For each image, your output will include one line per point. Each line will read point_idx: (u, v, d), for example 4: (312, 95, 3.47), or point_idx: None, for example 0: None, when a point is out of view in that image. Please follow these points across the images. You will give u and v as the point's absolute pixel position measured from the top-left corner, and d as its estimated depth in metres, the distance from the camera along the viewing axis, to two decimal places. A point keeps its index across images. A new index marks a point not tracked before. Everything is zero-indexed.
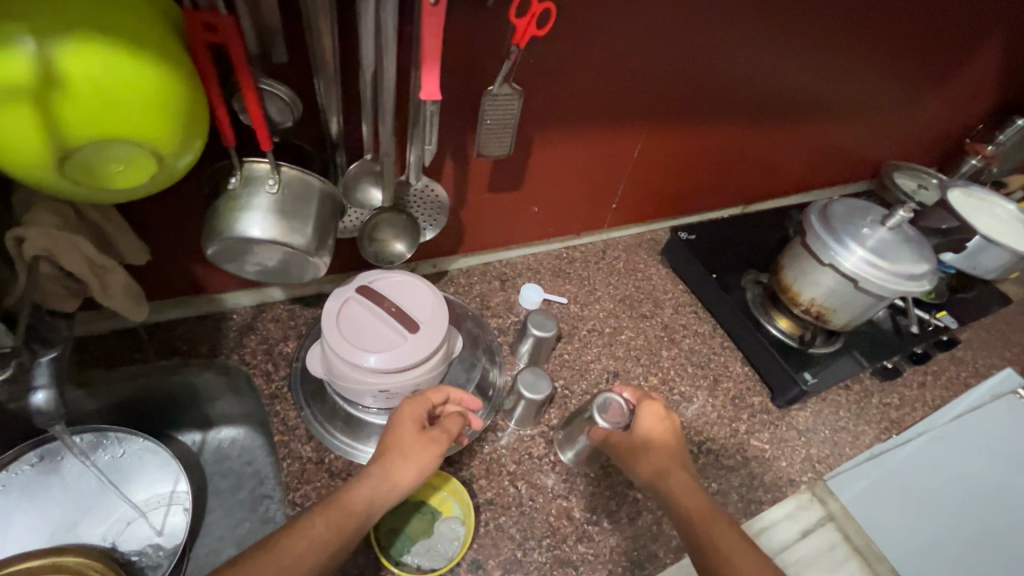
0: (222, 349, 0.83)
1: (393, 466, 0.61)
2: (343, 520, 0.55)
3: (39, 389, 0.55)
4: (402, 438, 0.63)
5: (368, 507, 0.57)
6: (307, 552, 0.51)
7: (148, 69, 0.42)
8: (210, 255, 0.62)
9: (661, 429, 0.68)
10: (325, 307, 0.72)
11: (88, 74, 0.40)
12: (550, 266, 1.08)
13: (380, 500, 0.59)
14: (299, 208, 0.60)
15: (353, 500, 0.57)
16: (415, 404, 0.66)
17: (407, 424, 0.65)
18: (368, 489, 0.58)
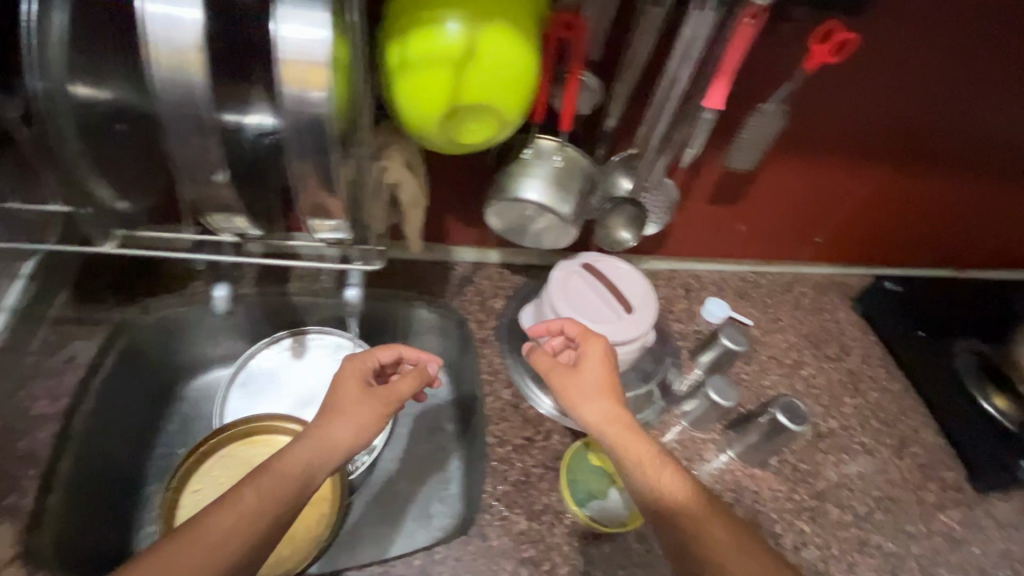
0: (446, 292, 0.96)
1: (332, 426, 0.62)
2: (280, 485, 0.56)
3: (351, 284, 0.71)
4: (347, 396, 0.65)
5: (307, 471, 0.58)
6: (231, 529, 0.52)
7: (523, 56, 0.54)
8: (485, 212, 0.75)
9: (601, 366, 0.67)
10: (554, 276, 0.81)
11: (488, 55, 0.52)
12: (734, 286, 1.07)
13: (322, 462, 0.59)
14: (568, 184, 0.70)
15: (289, 463, 0.57)
16: (359, 362, 0.68)
17: (347, 381, 0.66)
18: (306, 449, 0.59)
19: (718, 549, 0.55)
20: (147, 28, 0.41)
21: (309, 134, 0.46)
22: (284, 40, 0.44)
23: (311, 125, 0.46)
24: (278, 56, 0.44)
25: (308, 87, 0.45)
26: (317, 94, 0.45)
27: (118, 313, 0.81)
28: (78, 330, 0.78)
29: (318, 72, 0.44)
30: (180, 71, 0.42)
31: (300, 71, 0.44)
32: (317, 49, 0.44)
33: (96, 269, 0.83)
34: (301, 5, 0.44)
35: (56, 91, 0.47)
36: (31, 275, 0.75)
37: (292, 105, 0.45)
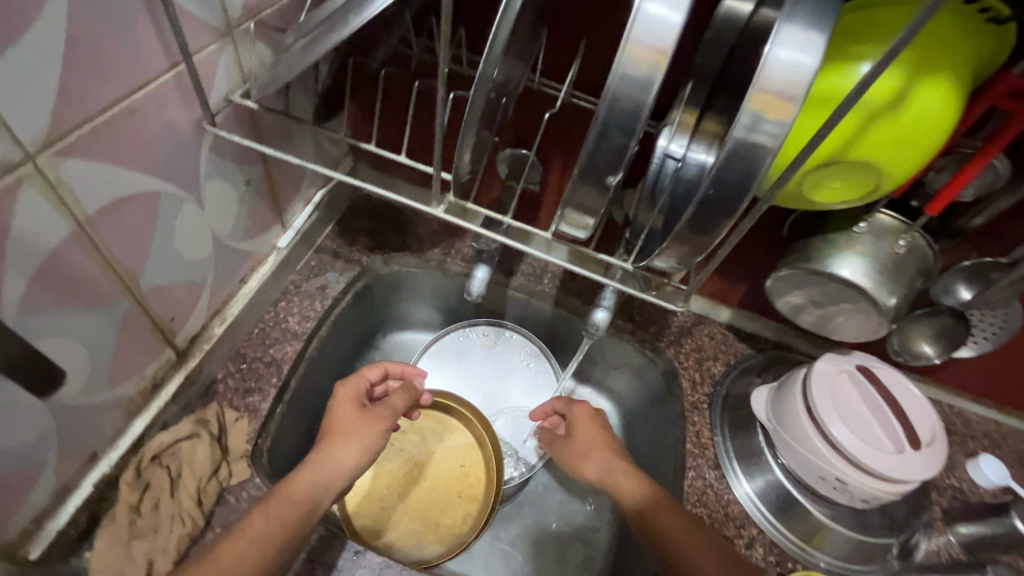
0: (663, 337, 0.87)
1: (335, 448, 0.60)
2: (286, 512, 0.54)
3: (600, 308, 0.67)
4: (343, 419, 0.63)
5: (313, 495, 0.56)
6: (244, 554, 0.50)
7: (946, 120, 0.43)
8: (772, 277, 0.64)
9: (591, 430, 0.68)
10: (819, 370, 0.67)
11: (908, 114, 0.43)
12: (1017, 449, 0.82)
13: (325, 487, 0.57)
14: (902, 273, 0.57)
15: (294, 487, 0.56)
16: (352, 384, 0.67)
17: (346, 406, 0.65)
18: (311, 474, 0.57)
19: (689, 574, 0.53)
20: (631, 21, 0.34)
21: (731, 175, 0.39)
22: (773, 60, 0.35)
23: (744, 164, 0.38)
24: (756, 79, 0.36)
25: (771, 123, 0.37)
26: (773, 131, 0.37)
27: (366, 258, 0.85)
28: (333, 263, 0.83)
29: (787, 109, 0.36)
30: (647, 77, 0.35)
31: (768, 100, 0.36)
32: (803, 83, 0.35)
33: (358, 212, 0.89)
34: (808, 28, 0.35)
35: (487, 70, 0.41)
36: (318, 204, 0.82)
37: (735, 141, 0.38)
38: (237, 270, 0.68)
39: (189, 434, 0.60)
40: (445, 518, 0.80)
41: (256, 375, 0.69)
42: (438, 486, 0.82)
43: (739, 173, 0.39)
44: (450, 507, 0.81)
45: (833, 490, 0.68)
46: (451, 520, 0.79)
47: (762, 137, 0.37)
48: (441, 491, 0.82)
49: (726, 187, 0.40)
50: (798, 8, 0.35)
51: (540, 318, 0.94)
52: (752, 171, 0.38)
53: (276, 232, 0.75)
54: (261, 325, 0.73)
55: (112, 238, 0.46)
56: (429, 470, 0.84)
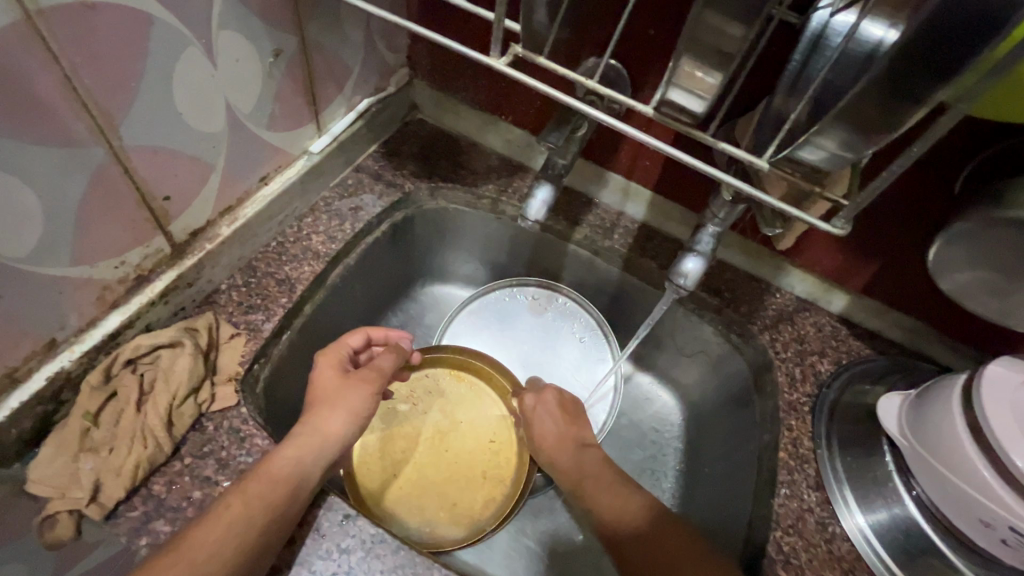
0: (757, 320, 0.70)
1: (317, 418, 0.50)
2: (271, 493, 0.44)
3: (692, 255, 0.52)
4: (324, 389, 0.53)
5: (299, 471, 0.46)
6: (221, 544, 0.40)
7: None
8: (958, 228, 0.47)
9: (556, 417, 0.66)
10: (992, 374, 0.48)
11: None
12: None
13: (311, 465, 0.47)
14: None
15: (277, 466, 0.46)
16: (334, 351, 0.55)
17: (326, 372, 0.54)
18: (293, 453, 0.47)
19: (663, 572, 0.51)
20: None
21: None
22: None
23: None
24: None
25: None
26: None
27: (410, 185, 0.74)
28: (372, 185, 0.72)
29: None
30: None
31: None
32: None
33: (408, 134, 0.78)
34: None
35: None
36: (363, 113, 0.71)
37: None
38: (258, 165, 0.58)
39: (172, 342, 0.50)
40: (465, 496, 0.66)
41: (264, 291, 0.59)
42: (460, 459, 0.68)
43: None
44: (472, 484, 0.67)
45: (997, 546, 0.49)
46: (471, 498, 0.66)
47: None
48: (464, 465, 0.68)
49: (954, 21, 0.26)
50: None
51: (603, 284, 0.79)
52: None
53: (309, 134, 0.65)
54: (280, 239, 0.63)
55: (79, 58, 0.36)
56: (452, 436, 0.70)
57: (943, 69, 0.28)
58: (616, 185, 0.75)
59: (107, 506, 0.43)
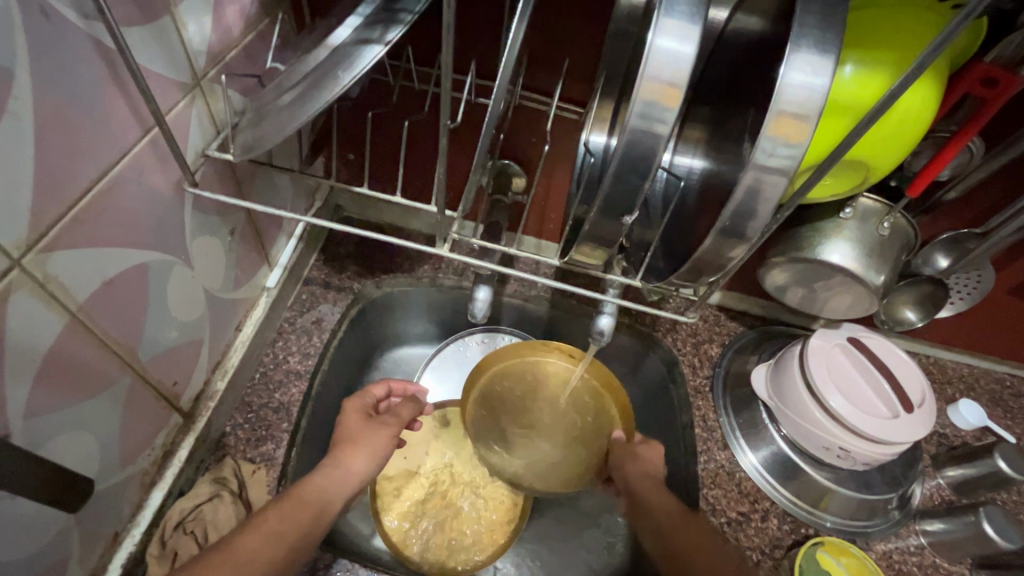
0: (660, 326, 0.89)
1: (344, 457, 0.60)
2: (299, 513, 0.52)
3: (604, 315, 0.68)
4: (350, 430, 0.63)
5: (322, 498, 0.55)
6: (262, 547, 0.48)
7: (925, 110, 0.45)
8: (776, 258, 0.63)
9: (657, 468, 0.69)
10: (814, 345, 0.71)
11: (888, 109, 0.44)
12: (988, 390, 0.91)
13: (331, 494, 0.56)
14: (886, 252, 0.60)
15: (306, 489, 0.55)
16: (359, 397, 0.67)
17: (353, 416, 0.65)
18: (319, 479, 0.56)
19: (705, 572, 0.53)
20: (644, 58, 0.32)
21: (743, 204, 0.37)
22: (786, 87, 0.33)
23: (759, 189, 0.36)
24: (772, 106, 0.33)
25: (785, 147, 0.34)
26: (788, 156, 0.35)
27: (357, 284, 0.83)
28: (325, 294, 0.81)
29: (806, 135, 0.34)
30: (662, 113, 0.33)
31: (787, 125, 0.34)
32: (819, 106, 0.33)
33: (341, 236, 0.87)
34: (822, 50, 0.33)
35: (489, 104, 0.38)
36: (301, 236, 0.80)
37: (753, 168, 0.35)
38: (231, 319, 0.66)
39: (210, 496, 0.59)
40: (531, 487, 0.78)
41: (266, 422, 0.68)
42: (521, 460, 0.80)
43: (748, 205, 0.37)
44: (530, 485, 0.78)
45: (840, 458, 0.71)
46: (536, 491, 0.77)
47: (777, 163, 0.35)
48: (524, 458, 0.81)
49: (739, 215, 0.38)
50: (807, 21, 0.33)
51: (537, 320, 0.95)
52: (765, 199, 0.36)
53: (263, 272, 0.73)
54: (261, 371, 0.71)
55: (108, 323, 0.44)
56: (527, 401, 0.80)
57: (737, 236, 0.39)
58: None
59: None
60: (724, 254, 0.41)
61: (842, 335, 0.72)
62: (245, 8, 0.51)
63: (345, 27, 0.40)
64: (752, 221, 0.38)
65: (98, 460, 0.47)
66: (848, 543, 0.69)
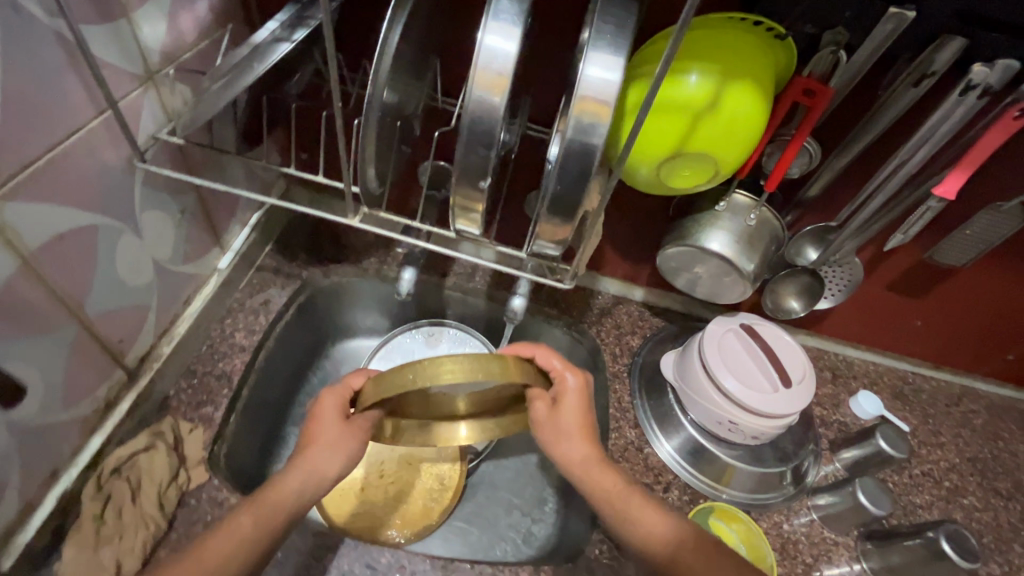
0: (586, 319, 0.97)
1: (314, 457, 0.60)
2: (272, 518, 0.56)
3: (517, 296, 0.76)
4: (326, 427, 0.61)
5: (298, 500, 0.58)
6: (231, 552, 0.53)
7: (754, 111, 0.53)
8: (666, 246, 0.72)
9: (580, 414, 0.65)
10: (708, 329, 0.79)
11: (720, 109, 0.53)
12: (890, 385, 0.99)
13: (313, 483, 0.59)
14: (756, 240, 0.69)
15: (279, 493, 0.57)
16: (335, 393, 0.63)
17: (330, 412, 0.62)
18: (296, 481, 0.58)
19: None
20: (477, 55, 0.42)
21: (571, 170, 0.46)
22: (586, 79, 0.42)
23: (579, 160, 0.45)
24: (576, 91, 0.42)
25: (594, 126, 0.44)
26: (598, 133, 0.44)
27: (306, 272, 0.91)
28: (274, 279, 0.89)
29: (607, 114, 0.43)
30: (493, 97, 0.42)
31: (590, 107, 0.43)
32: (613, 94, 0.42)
33: (295, 229, 0.95)
34: (614, 50, 0.42)
35: (374, 94, 0.48)
36: (255, 225, 0.88)
37: (570, 142, 0.44)
38: (181, 291, 0.73)
39: (147, 446, 0.65)
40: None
41: (207, 387, 0.74)
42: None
43: (574, 174, 0.46)
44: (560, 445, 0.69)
45: (732, 433, 0.78)
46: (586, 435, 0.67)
47: (589, 139, 0.44)
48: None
49: (569, 181, 0.46)
50: (604, 28, 0.43)
51: (477, 313, 1.03)
52: (587, 166, 0.45)
53: (215, 254, 0.81)
54: (208, 343, 0.78)
55: (57, 273, 0.51)
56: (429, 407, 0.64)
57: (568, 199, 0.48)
58: None
59: None
60: (569, 218, 0.50)
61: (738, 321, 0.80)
62: (200, 18, 0.60)
63: (265, 28, 0.49)
64: (583, 187, 0.46)
65: (41, 396, 0.54)
66: (737, 510, 0.76)
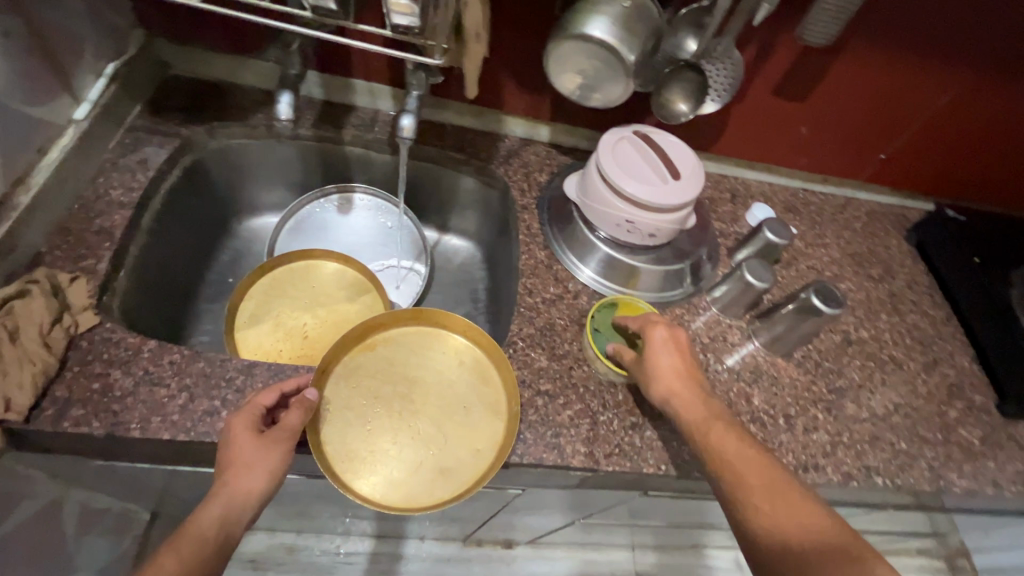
0: (494, 160, 0.96)
1: (237, 478, 0.52)
2: (202, 550, 0.48)
3: (406, 116, 0.73)
4: (236, 451, 0.54)
5: (225, 526, 0.50)
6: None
7: None
8: (550, 45, 0.72)
9: (676, 358, 0.65)
10: (604, 137, 0.81)
11: None
12: (784, 200, 1.05)
13: (239, 509, 0.51)
14: (634, 26, 0.69)
15: (201, 523, 0.49)
16: (244, 414, 0.56)
17: (241, 437, 0.55)
18: (219, 507, 0.50)
19: (773, 516, 0.50)
20: None
21: None
22: None
23: None
24: None
25: None
26: None
27: (186, 130, 0.84)
28: (149, 138, 0.82)
29: None
30: None
31: None
32: None
33: (167, 88, 0.87)
34: None
35: None
36: (114, 77, 0.80)
37: None
38: (29, 137, 0.67)
39: (20, 292, 0.61)
40: (490, 465, 0.64)
41: (84, 242, 0.70)
42: (440, 429, 0.66)
43: None
44: (480, 464, 0.64)
45: (631, 236, 0.83)
46: (506, 451, 0.64)
47: None
48: (438, 430, 0.66)
49: None
50: None
51: (385, 171, 1.01)
52: None
53: (68, 104, 0.74)
54: (81, 201, 0.73)
55: None
56: (399, 352, 0.70)
57: None
58: (362, 88, 0.94)
59: (23, 411, 0.56)
60: None
61: (631, 134, 0.82)
62: None
63: None
64: None
65: None
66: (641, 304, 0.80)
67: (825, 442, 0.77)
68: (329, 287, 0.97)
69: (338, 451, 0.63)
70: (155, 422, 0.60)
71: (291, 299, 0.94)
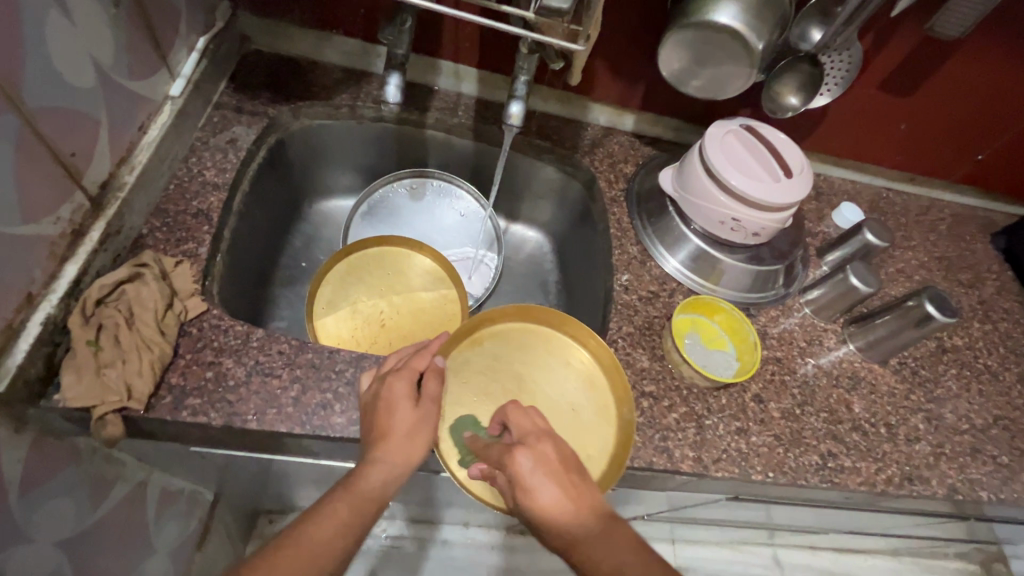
0: (578, 149, 0.93)
1: (396, 440, 0.53)
2: (364, 505, 0.50)
3: (515, 103, 0.71)
4: (394, 411, 0.55)
5: (384, 488, 0.51)
6: (330, 540, 0.47)
7: None
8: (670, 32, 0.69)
9: (550, 480, 0.48)
10: (712, 127, 0.78)
11: None
12: (868, 199, 1.01)
13: (398, 470, 0.53)
14: (762, 13, 0.66)
15: (366, 477, 0.51)
16: (400, 376, 0.57)
17: (398, 398, 0.56)
18: (380, 466, 0.52)
19: None
20: None
21: None
22: None
23: None
24: None
25: None
26: None
27: (272, 109, 0.82)
28: (237, 117, 0.79)
29: None
30: None
31: None
32: None
33: (252, 65, 0.84)
34: None
35: None
36: (204, 52, 0.77)
37: None
38: (133, 115, 0.65)
39: (131, 276, 0.59)
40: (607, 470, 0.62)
41: (184, 225, 0.67)
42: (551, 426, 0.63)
43: None
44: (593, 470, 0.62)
45: (734, 233, 0.79)
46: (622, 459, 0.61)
47: None
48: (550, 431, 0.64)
49: None
50: None
51: (463, 158, 0.98)
52: None
53: (164, 79, 0.71)
54: (176, 181, 0.70)
55: None
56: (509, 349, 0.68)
57: None
58: (447, 70, 0.90)
59: (143, 399, 0.55)
60: None
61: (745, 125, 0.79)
62: None
63: None
64: None
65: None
66: (718, 303, 0.76)
67: (927, 453, 0.75)
68: (407, 276, 0.94)
69: (456, 448, 0.62)
70: (270, 414, 0.58)
71: (368, 285, 0.92)
